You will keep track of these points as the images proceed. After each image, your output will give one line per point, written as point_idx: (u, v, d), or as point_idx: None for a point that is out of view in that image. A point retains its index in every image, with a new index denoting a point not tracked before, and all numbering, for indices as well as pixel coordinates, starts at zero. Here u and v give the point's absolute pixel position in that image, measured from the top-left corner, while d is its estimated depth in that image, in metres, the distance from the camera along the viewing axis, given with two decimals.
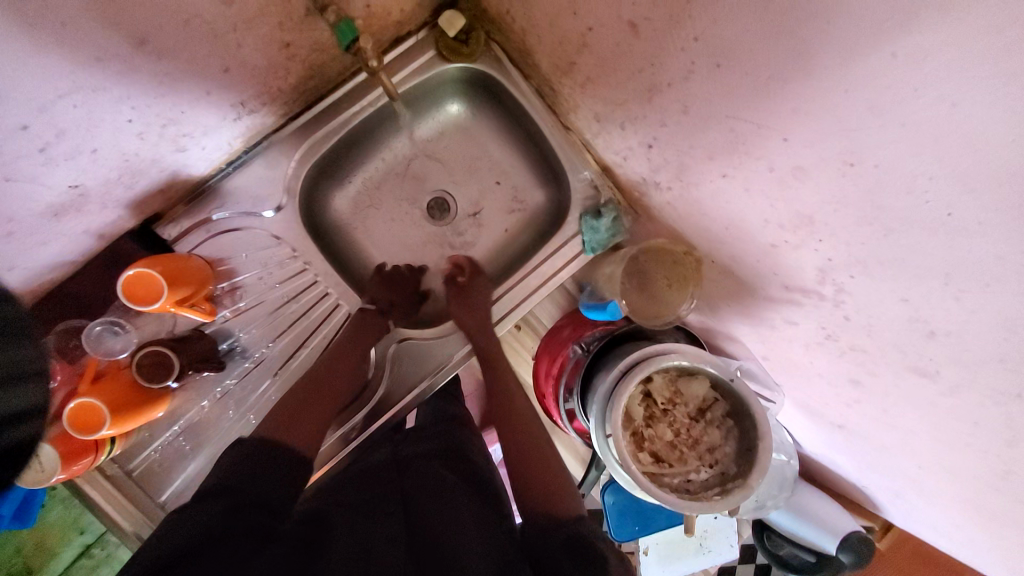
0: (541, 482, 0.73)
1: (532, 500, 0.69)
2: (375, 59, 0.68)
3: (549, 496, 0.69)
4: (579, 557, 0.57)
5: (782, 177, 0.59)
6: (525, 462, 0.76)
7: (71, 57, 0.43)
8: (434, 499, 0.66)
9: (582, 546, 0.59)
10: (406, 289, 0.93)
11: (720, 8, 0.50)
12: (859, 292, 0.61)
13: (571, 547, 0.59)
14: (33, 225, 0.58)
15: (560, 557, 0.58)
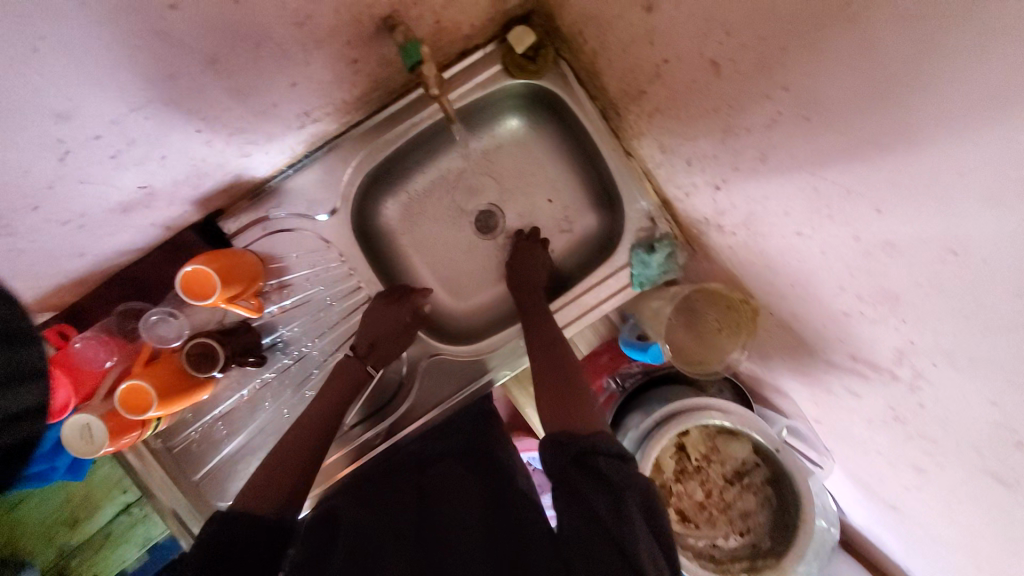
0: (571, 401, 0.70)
1: (554, 420, 0.68)
2: (433, 85, 0.67)
3: (574, 412, 0.68)
4: (594, 476, 0.58)
5: (866, 248, 0.53)
6: (552, 385, 0.74)
7: (144, 77, 0.45)
8: (445, 495, 0.69)
9: (594, 462, 0.59)
10: (389, 319, 0.85)
11: (819, 61, 0.44)
12: (938, 383, 0.55)
13: (586, 465, 0.60)
14: (104, 219, 0.61)
15: (576, 477, 0.59)
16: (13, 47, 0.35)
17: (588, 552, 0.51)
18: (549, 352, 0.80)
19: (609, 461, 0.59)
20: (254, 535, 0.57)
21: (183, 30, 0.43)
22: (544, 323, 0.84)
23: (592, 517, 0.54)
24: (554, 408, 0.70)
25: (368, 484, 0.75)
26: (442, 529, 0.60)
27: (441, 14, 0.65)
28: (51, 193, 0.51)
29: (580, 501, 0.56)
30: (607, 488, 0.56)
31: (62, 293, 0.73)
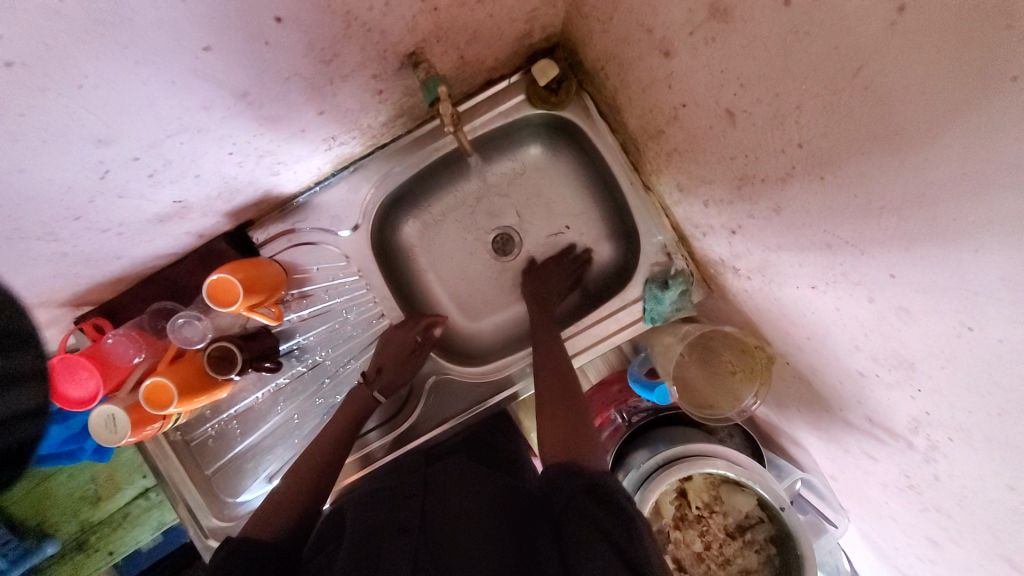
0: (578, 434, 0.71)
1: (560, 450, 0.69)
2: (449, 119, 0.71)
3: (579, 441, 0.69)
4: (602, 501, 0.58)
5: (880, 310, 0.50)
6: (557, 410, 0.76)
7: (180, 109, 0.49)
8: (453, 489, 0.69)
9: (602, 489, 0.60)
10: (396, 343, 0.88)
11: (831, 123, 0.43)
12: (958, 459, 0.51)
13: (596, 491, 0.60)
14: (141, 228, 0.66)
15: (585, 502, 0.59)
16: (61, 83, 0.38)
17: (598, 564, 0.50)
18: (558, 383, 0.80)
19: (620, 492, 0.60)
20: (268, 559, 0.58)
21: (217, 69, 0.46)
22: (551, 354, 0.84)
23: (602, 537, 0.53)
24: (556, 440, 0.70)
25: (374, 484, 0.77)
26: (441, 528, 0.60)
27: (465, 50, 0.68)
28: (93, 206, 0.55)
29: (590, 524, 0.55)
30: (615, 511, 0.56)
31: (102, 290, 0.79)
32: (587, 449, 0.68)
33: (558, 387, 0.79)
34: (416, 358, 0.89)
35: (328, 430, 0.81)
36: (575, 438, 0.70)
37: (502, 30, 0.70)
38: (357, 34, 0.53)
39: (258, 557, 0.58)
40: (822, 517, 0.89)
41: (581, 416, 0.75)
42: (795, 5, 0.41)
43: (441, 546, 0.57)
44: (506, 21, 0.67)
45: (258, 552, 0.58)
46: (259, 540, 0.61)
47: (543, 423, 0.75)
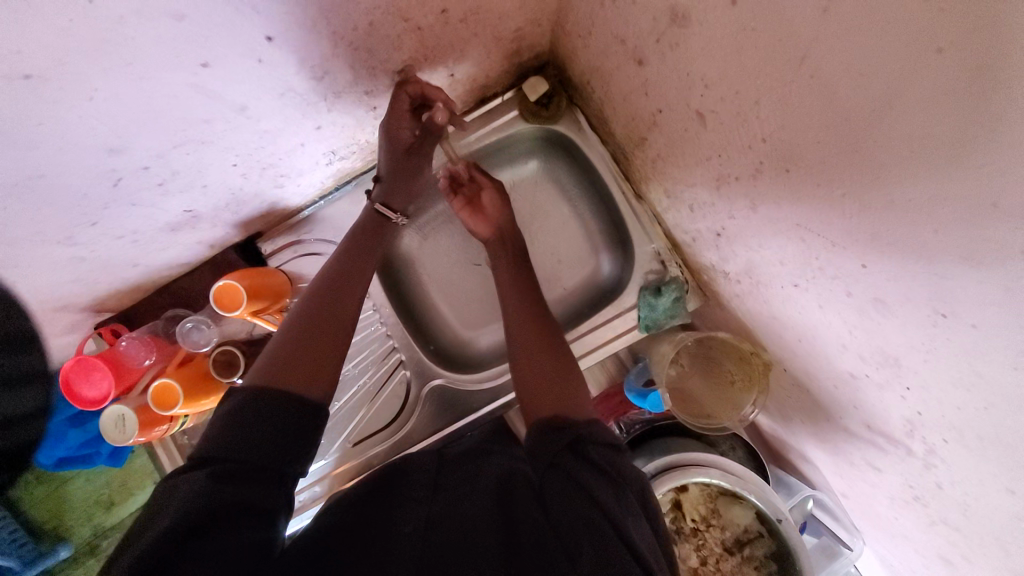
0: (556, 387, 0.66)
1: (541, 406, 0.64)
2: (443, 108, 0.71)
3: (558, 400, 0.64)
4: (590, 465, 0.55)
5: (859, 304, 0.49)
6: (536, 360, 0.71)
7: (183, 123, 0.54)
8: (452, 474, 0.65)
9: (588, 452, 0.56)
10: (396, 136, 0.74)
11: (786, 116, 0.44)
12: (955, 462, 0.48)
13: (578, 454, 0.56)
14: (154, 236, 0.72)
15: (567, 470, 0.54)
16: (73, 96, 0.43)
17: (592, 538, 0.46)
18: (535, 335, 0.74)
19: (600, 452, 0.57)
20: (277, 459, 0.50)
21: (216, 85, 0.51)
22: (525, 309, 0.78)
23: (593, 509, 0.49)
24: (534, 397, 0.66)
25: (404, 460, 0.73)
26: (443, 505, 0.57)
27: (454, 68, 0.73)
28: (109, 213, 0.61)
29: (579, 491, 0.52)
30: (608, 481, 0.53)
31: (121, 298, 0.85)
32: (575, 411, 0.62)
33: (540, 334, 0.74)
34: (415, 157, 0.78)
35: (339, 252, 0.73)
36: (550, 391, 0.66)
37: (489, 49, 0.74)
38: (345, 52, 0.58)
39: (273, 424, 0.51)
40: (836, 540, 0.82)
41: (562, 368, 0.70)
42: (740, 5, 0.42)
43: (452, 521, 0.53)
44: (493, 39, 0.72)
45: (273, 411, 0.52)
46: (275, 392, 0.54)
47: (519, 373, 0.70)
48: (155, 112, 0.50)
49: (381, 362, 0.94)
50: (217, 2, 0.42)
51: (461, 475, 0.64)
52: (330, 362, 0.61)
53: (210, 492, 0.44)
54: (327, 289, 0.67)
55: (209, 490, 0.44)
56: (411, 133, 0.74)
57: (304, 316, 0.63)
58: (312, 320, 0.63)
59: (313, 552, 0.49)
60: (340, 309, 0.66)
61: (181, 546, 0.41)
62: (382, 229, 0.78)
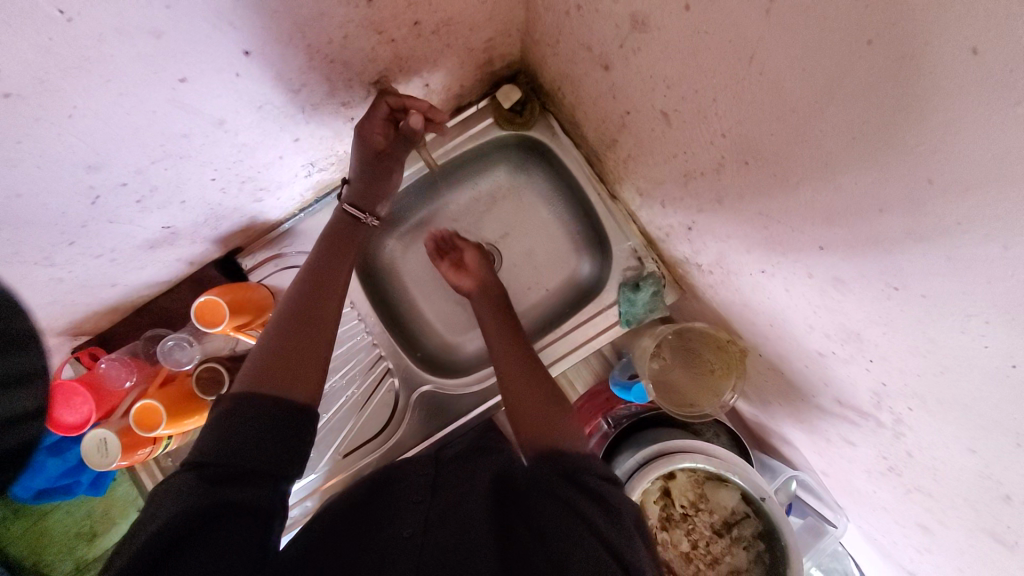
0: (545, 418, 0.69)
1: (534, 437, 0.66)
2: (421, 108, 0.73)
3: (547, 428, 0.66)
4: (587, 493, 0.55)
5: (821, 285, 0.53)
6: (526, 393, 0.73)
7: (162, 138, 0.55)
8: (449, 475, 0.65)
9: (585, 479, 0.56)
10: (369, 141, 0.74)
11: (741, 112, 0.48)
12: (920, 429, 0.51)
13: (575, 482, 0.56)
14: (133, 254, 0.71)
15: (561, 492, 0.55)
16: (51, 114, 0.44)
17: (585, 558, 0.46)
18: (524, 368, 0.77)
19: (598, 482, 0.56)
20: (264, 479, 0.49)
21: (195, 100, 0.52)
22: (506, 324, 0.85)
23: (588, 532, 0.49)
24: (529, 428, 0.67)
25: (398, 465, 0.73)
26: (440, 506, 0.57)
27: (428, 79, 0.76)
28: (86, 231, 0.60)
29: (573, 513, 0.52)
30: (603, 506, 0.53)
31: (99, 319, 0.83)
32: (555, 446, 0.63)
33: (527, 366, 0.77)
34: (386, 161, 0.79)
35: (314, 254, 0.73)
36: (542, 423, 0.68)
37: (462, 60, 0.76)
38: (321, 65, 0.59)
39: (260, 432, 0.51)
40: (821, 519, 0.83)
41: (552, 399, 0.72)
42: (693, 10, 0.46)
43: (452, 520, 0.54)
44: (465, 49, 0.74)
45: (256, 419, 0.52)
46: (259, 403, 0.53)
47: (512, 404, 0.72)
48: (135, 128, 0.51)
49: (368, 372, 0.94)
50: (195, 18, 0.44)
51: (461, 474, 0.64)
52: (309, 368, 0.61)
53: (201, 495, 0.45)
54: (303, 294, 0.67)
55: (197, 496, 0.45)
56: (384, 139, 0.75)
57: (281, 325, 0.63)
58: (290, 327, 0.63)
59: (317, 550, 0.50)
60: (315, 316, 0.66)
61: (171, 550, 0.42)
62: (353, 230, 0.77)
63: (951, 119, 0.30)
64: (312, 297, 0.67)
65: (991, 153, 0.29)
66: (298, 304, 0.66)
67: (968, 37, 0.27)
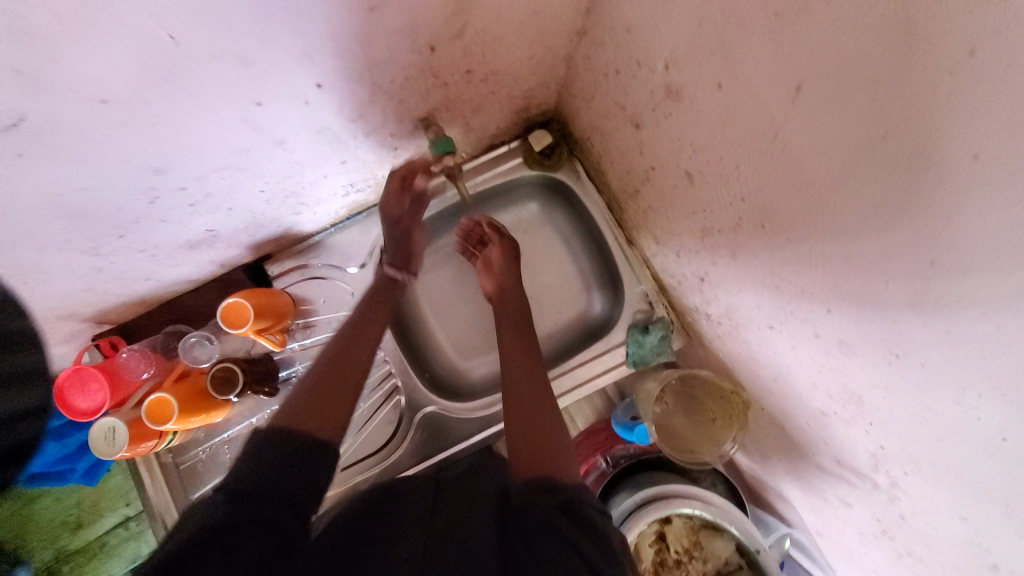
0: (548, 450, 0.66)
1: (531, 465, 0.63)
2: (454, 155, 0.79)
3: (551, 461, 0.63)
4: (585, 528, 0.54)
5: (826, 345, 0.56)
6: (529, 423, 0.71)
7: (228, 150, 0.59)
8: (458, 494, 0.67)
9: (586, 513, 0.56)
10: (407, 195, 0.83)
11: (761, 181, 0.53)
12: (914, 494, 0.53)
13: (571, 513, 0.56)
14: (173, 252, 0.75)
15: (556, 522, 0.55)
16: (138, 120, 0.48)
17: None
18: (534, 397, 0.75)
19: (596, 517, 0.56)
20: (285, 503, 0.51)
21: (264, 120, 0.57)
22: (522, 347, 0.84)
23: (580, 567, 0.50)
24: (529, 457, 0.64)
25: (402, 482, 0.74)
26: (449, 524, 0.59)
27: (469, 119, 0.82)
28: (139, 226, 0.64)
29: (569, 546, 0.52)
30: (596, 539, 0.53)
31: (125, 310, 0.86)
32: (560, 465, 0.63)
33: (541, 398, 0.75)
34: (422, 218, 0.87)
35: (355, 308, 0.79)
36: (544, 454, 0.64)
37: (503, 104, 0.83)
38: (380, 99, 0.65)
39: (285, 453, 0.54)
40: None
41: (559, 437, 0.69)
42: (724, 89, 0.51)
43: (455, 539, 0.55)
44: (507, 96, 0.81)
45: (281, 445, 0.55)
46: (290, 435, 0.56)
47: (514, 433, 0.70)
48: (205, 139, 0.55)
49: (375, 388, 0.96)
50: (283, 52, 0.49)
51: (467, 494, 0.66)
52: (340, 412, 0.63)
53: (226, 512, 0.47)
54: (341, 346, 0.72)
55: (221, 511, 0.47)
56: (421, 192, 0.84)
57: (319, 369, 0.67)
58: (326, 373, 0.67)
59: (330, 557, 0.51)
60: (349, 360, 0.70)
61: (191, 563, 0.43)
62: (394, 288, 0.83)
63: (953, 212, 0.34)
64: (349, 350, 0.71)
65: (988, 242, 0.33)
66: (336, 354, 0.70)
67: (969, 145, 0.31)
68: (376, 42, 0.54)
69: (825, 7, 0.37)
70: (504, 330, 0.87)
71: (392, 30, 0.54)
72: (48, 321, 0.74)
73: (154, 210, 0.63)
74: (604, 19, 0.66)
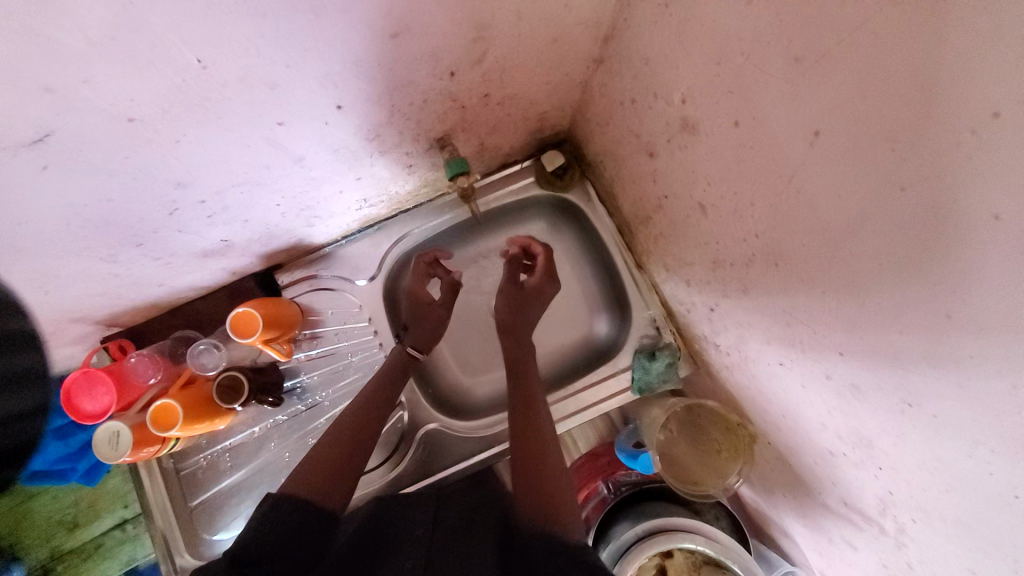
0: (551, 488, 0.67)
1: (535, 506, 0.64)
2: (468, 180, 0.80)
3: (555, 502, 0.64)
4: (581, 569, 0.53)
5: (837, 386, 0.55)
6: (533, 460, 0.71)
7: (249, 167, 0.60)
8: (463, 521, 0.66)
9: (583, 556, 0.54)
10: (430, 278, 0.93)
11: (775, 219, 0.52)
12: (923, 544, 0.52)
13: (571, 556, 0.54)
14: (187, 260, 0.76)
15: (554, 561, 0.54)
16: (162, 138, 0.49)
17: None
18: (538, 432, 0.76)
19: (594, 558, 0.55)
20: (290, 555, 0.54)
21: (283, 139, 0.58)
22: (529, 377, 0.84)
23: None
24: (532, 498, 0.65)
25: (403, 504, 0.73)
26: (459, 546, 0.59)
27: (484, 139, 0.82)
28: (157, 236, 0.65)
29: None
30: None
31: (135, 314, 0.87)
32: (563, 505, 0.64)
33: (543, 433, 0.75)
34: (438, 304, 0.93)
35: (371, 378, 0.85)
36: (546, 493, 0.66)
37: (519, 125, 0.83)
38: (397, 120, 0.66)
39: (293, 518, 0.58)
40: None
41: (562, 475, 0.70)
42: (741, 127, 0.51)
43: (451, 554, 0.56)
44: (522, 118, 0.81)
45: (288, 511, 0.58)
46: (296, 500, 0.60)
47: (519, 471, 0.71)
48: (227, 156, 0.56)
49: None
50: (306, 75, 0.50)
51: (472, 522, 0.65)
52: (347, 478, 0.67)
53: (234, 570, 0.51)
54: (352, 425, 0.74)
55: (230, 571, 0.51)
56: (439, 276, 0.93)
57: (335, 438, 0.72)
58: (340, 442, 0.71)
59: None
60: (358, 427, 0.75)
61: None
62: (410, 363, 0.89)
63: (971, 268, 0.34)
64: (360, 430, 0.74)
65: (1005, 302, 0.32)
66: (348, 432, 0.73)
67: (989, 205, 0.31)
68: (396, 67, 0.55)
69: (846, 55, 0.37)
70: (516, 359, 0.88)
71: (413, 56, 0.55)
72: (59, 323, 0.75)
73: (170, 222, 0.64)
74: (622, 50, 0.66)
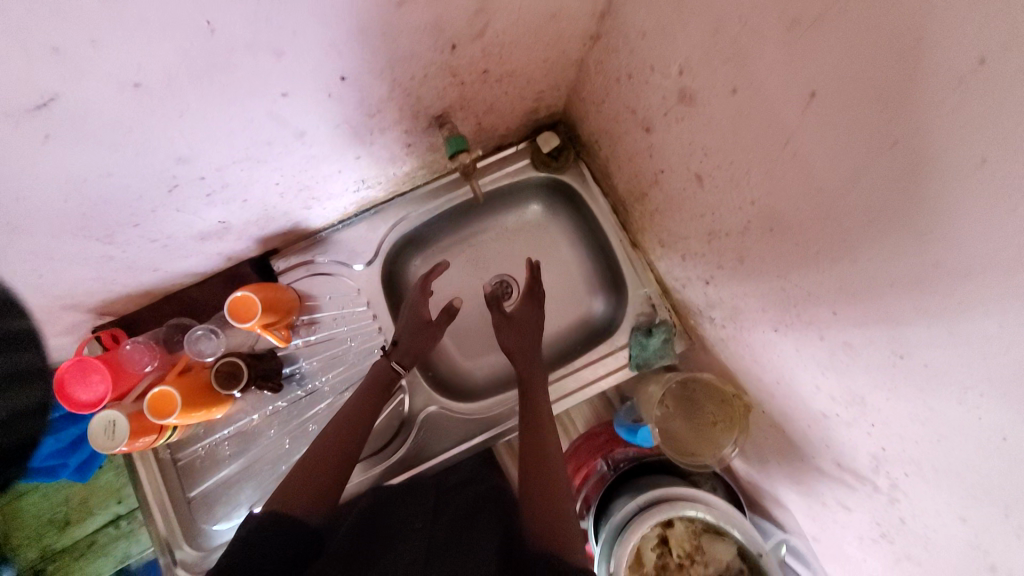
0: (550, 489, 0.68)
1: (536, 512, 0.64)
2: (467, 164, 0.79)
3: (554, 506, 0.65)
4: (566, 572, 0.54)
5: (830, 347, 0.57)
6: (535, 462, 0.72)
7: (250, 143, 0.60)
8: (465, 516, 0.68)
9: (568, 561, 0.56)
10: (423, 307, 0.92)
11: (772, 183, 0.54)
12: (914, 495, 0.54)
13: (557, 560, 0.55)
14: (183, 243, 0.75)
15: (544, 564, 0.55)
16: (166, 108, 0.49)
17: None
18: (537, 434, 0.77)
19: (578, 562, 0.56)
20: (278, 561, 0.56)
21: (286, 113, 0.58)
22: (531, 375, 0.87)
23: None
24: (535, 500, 0.66)
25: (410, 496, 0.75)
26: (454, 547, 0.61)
27: (481, 120, 0.83)
28: (154, 215, 0.64)
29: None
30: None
31: (129, 301, 0.86)
32: (560, 506, 0.65)
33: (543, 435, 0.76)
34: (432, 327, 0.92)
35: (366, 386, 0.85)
36: (544, 493, 0.67)
37: (516, 105, 0.84)
38: (397, 96, 0.66)
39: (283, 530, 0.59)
40: None
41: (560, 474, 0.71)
42: (738, 95, 0.53)
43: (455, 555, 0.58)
44: (518, 98, 0.82)
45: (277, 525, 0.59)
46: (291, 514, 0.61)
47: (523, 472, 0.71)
48: (230, 130, 0.56)
49: None
50: (310, 46, 0.50)
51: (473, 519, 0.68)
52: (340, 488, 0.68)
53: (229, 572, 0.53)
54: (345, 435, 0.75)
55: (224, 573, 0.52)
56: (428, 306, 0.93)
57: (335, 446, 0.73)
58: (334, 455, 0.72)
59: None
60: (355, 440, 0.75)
61: None
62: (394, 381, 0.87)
63: (959, 216, 0.36)
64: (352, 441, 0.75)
65: (990, 245, 0.34)
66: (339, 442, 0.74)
67: (979, 149, 0.33)
68: (399, 39, 0.56)
69: (838, 17, 0.39)
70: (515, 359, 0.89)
71: (415, 28, 0.55)
72: (53, 309, 0.74)
73: (169, 201, 0.63)
74: (618, 26, 0.68)
